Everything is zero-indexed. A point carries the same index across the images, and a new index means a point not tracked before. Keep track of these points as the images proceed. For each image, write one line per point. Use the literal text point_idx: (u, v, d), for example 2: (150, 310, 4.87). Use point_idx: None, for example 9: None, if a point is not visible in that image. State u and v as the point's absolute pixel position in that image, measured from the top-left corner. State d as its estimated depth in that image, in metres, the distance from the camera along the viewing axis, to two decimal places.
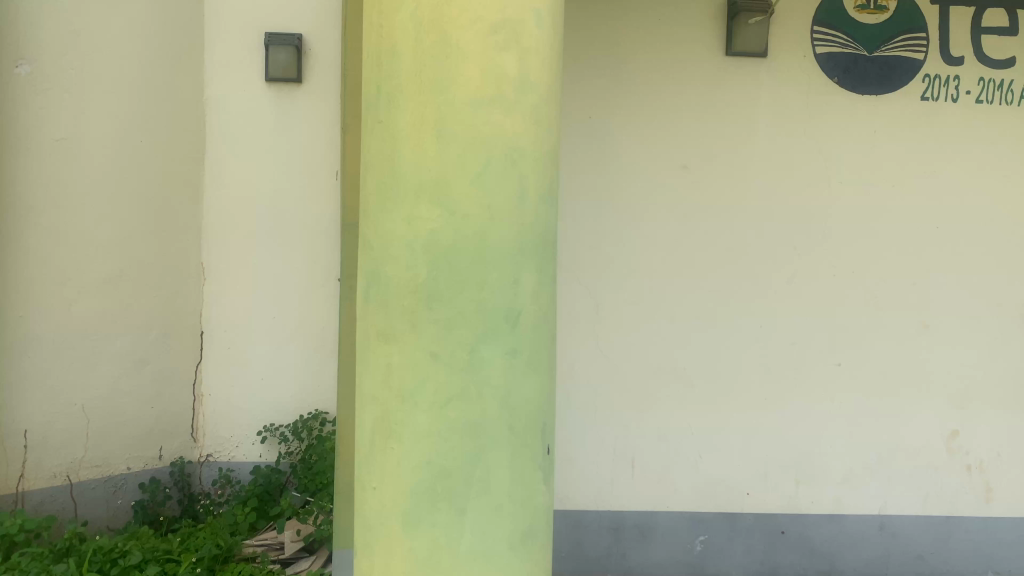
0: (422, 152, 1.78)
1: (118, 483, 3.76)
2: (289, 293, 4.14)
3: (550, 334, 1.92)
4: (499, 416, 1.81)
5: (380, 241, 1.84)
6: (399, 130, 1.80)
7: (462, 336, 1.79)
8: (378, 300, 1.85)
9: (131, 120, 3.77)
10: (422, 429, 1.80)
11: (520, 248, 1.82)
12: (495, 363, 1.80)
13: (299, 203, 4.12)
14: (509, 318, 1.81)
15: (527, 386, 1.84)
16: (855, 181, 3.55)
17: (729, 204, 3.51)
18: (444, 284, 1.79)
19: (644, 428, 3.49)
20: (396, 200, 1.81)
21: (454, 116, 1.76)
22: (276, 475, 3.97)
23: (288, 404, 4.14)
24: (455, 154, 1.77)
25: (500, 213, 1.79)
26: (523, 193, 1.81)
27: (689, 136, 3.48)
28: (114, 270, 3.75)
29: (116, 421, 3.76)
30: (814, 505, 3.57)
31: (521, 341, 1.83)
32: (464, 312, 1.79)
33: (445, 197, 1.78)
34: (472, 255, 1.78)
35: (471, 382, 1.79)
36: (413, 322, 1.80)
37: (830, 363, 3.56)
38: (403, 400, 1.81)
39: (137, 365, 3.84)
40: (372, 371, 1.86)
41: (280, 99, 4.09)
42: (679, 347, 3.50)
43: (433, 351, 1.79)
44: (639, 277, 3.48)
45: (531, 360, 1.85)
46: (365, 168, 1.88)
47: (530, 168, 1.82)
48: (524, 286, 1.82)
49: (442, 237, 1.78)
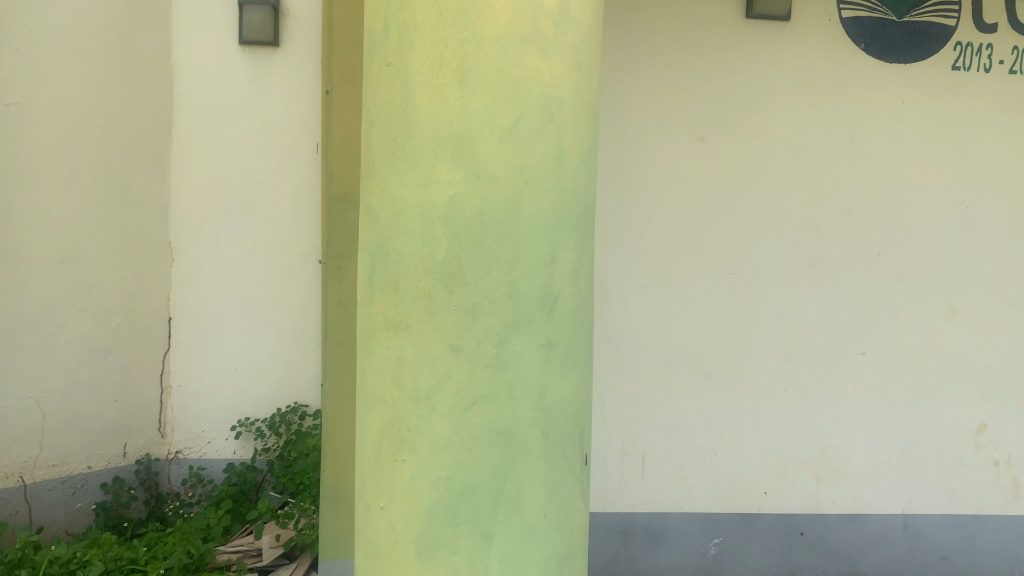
0: (442, 102, 1.51)
1: (78, 484, 3.43)
2: (265, 276, 3.83)
3: (587, 321, 1.69)
4: (535, 419, 1.56)
5: (387, 212, 1.56)
6: (412, 74, 1.53)
7: (489, 324, 1.53)
8: (385, 282, 1.57)
9: (90, 85, 3.42)
10: (441, 437, 1.54)
11: (558, 222, 1.58)
12: (528, 358, 1.55)
13: (277, 178, 3.80)
14: (544, 303, 1.56)
15: (564, 383, 1.60)
16: (880, 157, 3.30)
17: (747, 182, 3.24)
18: (468, 263, 1.52)
19: (656, 423, 3.22)
20: (409, 160, 1.54)
21: (482, 57, 1.50)
22: (251, 473, 3.68)
23: (264, 397, 3.84)
24: (483, 103, 1.50)
25: (535, 177, 1.54)
26: (561, 153, 1.57)
27: (705, 107, 3.21)
28: (72, 249, 3.40)
29: (74, 416, 3.43)
30: (835, 504, 3.33)
31: (557, 331, 1.59)
32: (493, 296, 1.53)
33: (469, 155, 1.51)
34: (501, 229, 1.53)
35: (501, 376, 1.53)
36: (429, 309, 1.53)
37: (854, 352, 3.31)
38: (417, 404, 1.54)
39: (98, 354, 3.52)
40: (377, 367, 1.59)
41: (255, 64, 3.75)
42: (694, 336, 3.24)
43: (455, 343, 1.53)
44: (651, 259, 3.21)
45: (567, 353, 1.61)
46: (368, 124, 1.60)
47: (569, 123, 1.58)
48: (560, 267, 1.58)
49: (465, 205, 1.51)
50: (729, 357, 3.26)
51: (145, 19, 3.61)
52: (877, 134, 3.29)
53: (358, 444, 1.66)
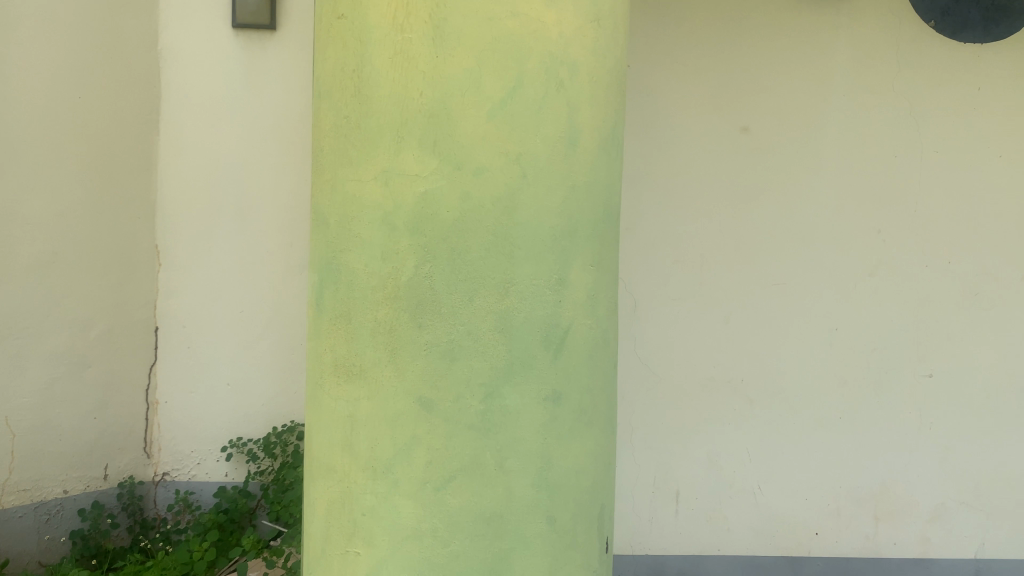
0: (410, 65, 1.38)
1: (53, 511, 3.10)
2: (260, 282, 3.48)
3: (608, 358, 1.57)
4: (535, 501, 1.44)
5: (340, 220, 1.45)
6: (369, 31, 1.41)
7: (474, 369, 1.40)
8: (335, 312, 1.45)
9: (67, 71, 3.08)
10: (407, 525, 1.41)
11: (567, 231, 1.45)
12: (526, 411, 1.43)
13: (274, 175, 3.45)
14: (548, 344, 1.44)
15: (575, 446, 1.49)
16: (951, 151, 2.87)
17: (798, 178, 2.86)
18: (442, 286, 1.40)
19: (692, 456, 2.87)
20: (368, 148, 1.41)
21: (460, 15, 1.37)
22: (242, 499, 3.34)
23: (259, 415, 3.49)
24: (466, 66, 1.38)
25: (536, 167, 1.42)
26: (574, 136, 1.45)
27: (749, 92, 2.83)
28: (47, 252, 3.07)
29: (49, 435, 3.09)
30: (897, 547, 2.92)
31: (567, 383, 1.47)
32: (478, 330, 1.40)
33: (445, 141, 1.38)
34: (489, 242, 1.40)
35: (491, 439, 1.41)
36: (393, 357, 1.41)
37: (920, 374, 2.90)
38: (376, 478, 1.42)
39: (76, 368, 3.19)
40: (327, 422, 1.48)
41: (248, 49, 3.40)
42: (737, 353, 2.86)
43: (425, 397, 1.40)
44: (686, 267, 2.85)
45: (579, 407, 1.49)
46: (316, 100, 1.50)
47: (587, 100, 1.47)
48: (571, 294, 1.47)
49: (441, 208, 1.39)
50: (777, 378, 2.88)
51: (128, 1, 3.29)
52: (947, 125, 2.86)
53: (310, 527, 1.54)
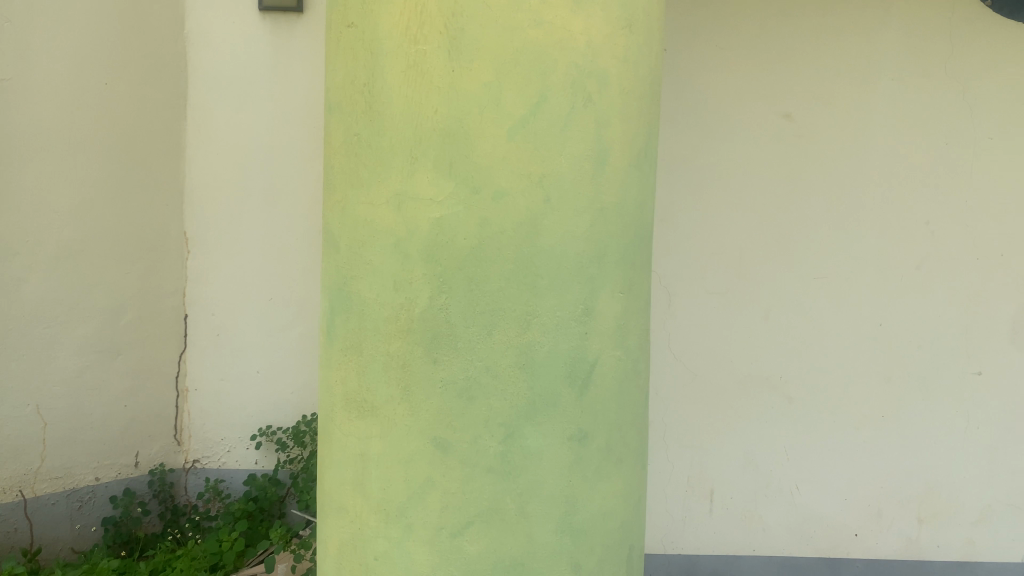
0: (424, 84, 1.37)
1: (85, 498, 3.02)
2: (292, 266, 3.29)
3: (637, 389, 1.57)
4: (557, 546, 1.44)
5: (354, 247, 1.48)
6: (380, 43, 1.41)
7: (493, 409, 1.39)
8: (348, 343, 1.49)
9: (93, 55, 2.95)
10: (420, 569, 1.43)
11: (595, 256, 1.44)
12: (548, 452, 1.42)
13: (304, 159, 3.24)
14: (573, 379, 1.43)
15: (603, 488, 1.49)
16: (1007, 138, 2.71)
17: (843, 166, 2.74)
18: (458, 320, 1.39)
19: (728, 456, 2.81)
20: (382, 169, 1.42)
21: (477, 25, 1.35)
22: (272, 488, 3.21)
23: (289, 404, 3.31)
24: (483, 80, 1.35)
25: (560, 190, 1.39)
26: (604, 152, 1.43)
27: (791, 79, 2.70)
28: (75, 240, 2.96)
29: (79, 424, 3.00)
30: (940, 550, 2.82)
31: (592, 421, 1.46)
32: (498, 366, 1.39)
33: (460, 164, 1.37)
34: (510, 271, 1.38)
35: (513, 481, 1.41)
36: (405, 395, 1.42)
37: (968, 372, 2.77)
38: (389, 520, 1.45)
39: (104, 357, 3.07)
40: (341, 453, 1.52)
41: (277, 32, 3.19)
42: (776, 349, 2.78)
43: (439, 438, 1.40)
44: (723, 260, 2.76)
45: (607, 444, 1.49)
46: (330, 114, 1.54)
47: (617, 113, 1.45)
48: (598, 323, 1.45)
49: (458, 238, 1.38)
50: (816, 377, 2.78)
51: None
52: (1002, 110, 2.70)
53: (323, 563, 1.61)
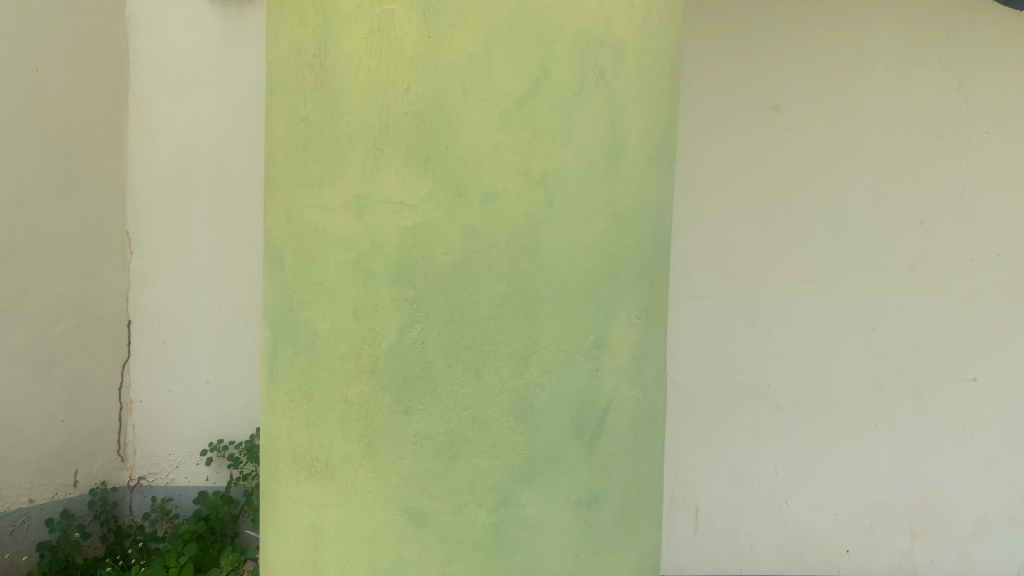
0: (388, 64, 1.22)
1: (17, 522, 2.66)
2: (246, 266, 3.05)
3: (655, 428, 1.46)
4: None
5: (308, 273, 1.32)
6: (336, 6, 1.25)
7: (482, 469, 1.27)
8: (298, 389, 1.36)
9: (23, 33, 2.61)
10: None
11: (605, 275, 1.31)
12: (548, 524, 1.31)
13: (255, 152, 3.00)
14: (579, 425, 1.31)
15: (617, 561, 1.40)
16: (1002, 132, 2.54)
17: (834, 161, 2.58)
18: (433, 352, 1.25)
19: (717, 472, 2.69)
20: (339, 164, 1.27)
21: None
22: (224, 506, 2.96)
23: (242, 416, 3.07)
24: (469, 50, 1.20)
25: (564, 198, 1.26)
26: (621, 149, 1.30)
27: (779, 68, 2.55)
28: (6, 239, 2.61)
29: (12, 441, 2.65)
30: (934, 565, 2.68)
31: (603, 476, 1.35)
32: (489, 417, 1.26)
33: (430, 157, 1.22)
34: (506, 294, 1.25)
35: (507, 561, 1.30)
36: (370, 456, 1.28)
37: (964, 378, 2.60)
38: None
39: (40, 368, 2.74)
40: (289, 503, 1.41)
41: (226, 15, 2.94)
42: (762, 355, 2.64)
43: (414, 509, 1.27)
44: (709, 262, 2.63)
45: (626, 504, 1.40)
46: (274, 95, 1.38)
47: (633, 96, 1.32)
48: (611, 357, 1.33)
49: (438, 256, 1.24)
50: (806, 383, 2.63)
51: None
52: (999, 102, 2.53)
53: None
